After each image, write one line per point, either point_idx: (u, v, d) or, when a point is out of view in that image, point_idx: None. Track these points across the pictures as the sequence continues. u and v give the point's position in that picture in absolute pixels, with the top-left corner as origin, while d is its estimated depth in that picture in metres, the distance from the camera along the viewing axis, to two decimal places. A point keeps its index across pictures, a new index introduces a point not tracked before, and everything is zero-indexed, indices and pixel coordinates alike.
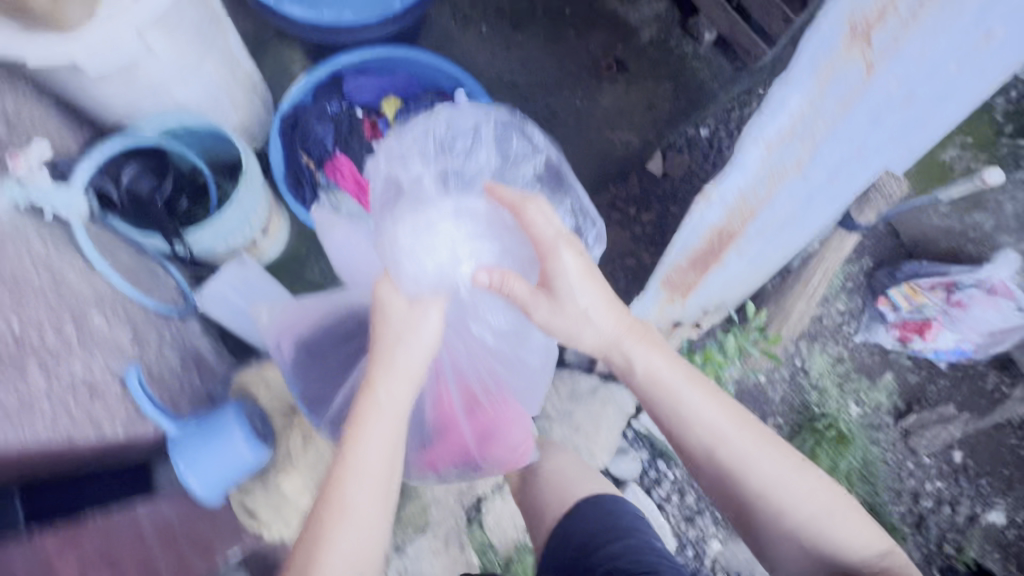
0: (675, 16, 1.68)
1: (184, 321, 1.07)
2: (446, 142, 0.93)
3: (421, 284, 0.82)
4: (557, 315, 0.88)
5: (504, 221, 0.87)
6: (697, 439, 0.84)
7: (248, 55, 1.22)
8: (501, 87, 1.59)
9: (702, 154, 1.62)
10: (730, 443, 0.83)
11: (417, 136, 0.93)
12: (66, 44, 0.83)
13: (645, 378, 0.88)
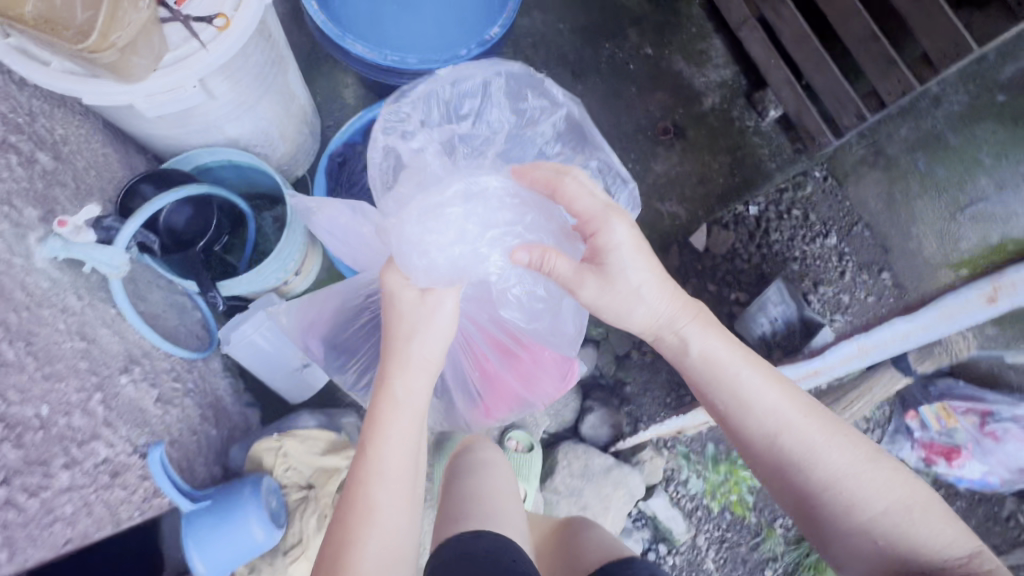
0: (745, 87, 1.62)
1: (208, 363, 1.05)
2: (450, 110, 0.97)
3: (440, 267, 0.81)
4: (604, 294, 0.84)
5: (527, 193, 0.86)
6: (758, 424, 0.80)
7: (303, 88, 1.18)
8: None
9: (749, 233, 1.57)
10: (793, 429, 0.79)
11: (421, 101, 0.95)
12: (127, 90, 0.80)
13: (702, 360, 0.85)
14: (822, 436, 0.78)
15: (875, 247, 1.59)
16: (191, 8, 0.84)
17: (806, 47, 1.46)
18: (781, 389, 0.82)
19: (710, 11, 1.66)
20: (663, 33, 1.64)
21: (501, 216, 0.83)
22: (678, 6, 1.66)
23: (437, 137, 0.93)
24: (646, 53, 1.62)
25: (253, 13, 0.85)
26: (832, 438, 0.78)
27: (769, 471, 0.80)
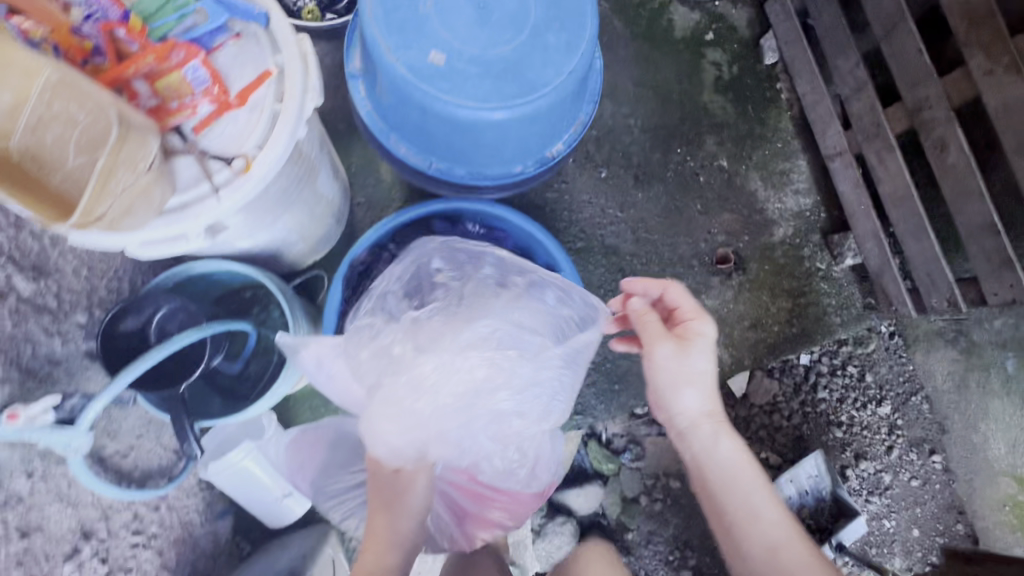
0: (824, 223, 1.44)
1: (178, 489, 0.95)
2: (408, 297, 0.94)
3: (394, 452, 0.83)
4: (672, 362, 0.93)
5: (477, 353, 0.82)
6: (760, 536, 0.88)
7: (331, 184, 1.05)
8: (599, 251, 1.37)
9: (795, 387, 1.41)
10: (792, 551, 0.86)
11: (374, 305, 0.92)
12: (120, 238, 0.67)
13: (726, 460, 0.93)
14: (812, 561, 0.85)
15: (931, 423, 1.41)
16: (208, 138, 0.71)
17: (904, 206, 1.27)
18: (778, 509, 0.90)
19: (800, 129, 1.47)
20: (743, 146, 1.46)
21: (449, 390, 0.81)
22: (766, 118, 1.48)
23: (394, 327, 0.86)
24: (720, 166, 1.45)
25: (280, 155, 0.72)
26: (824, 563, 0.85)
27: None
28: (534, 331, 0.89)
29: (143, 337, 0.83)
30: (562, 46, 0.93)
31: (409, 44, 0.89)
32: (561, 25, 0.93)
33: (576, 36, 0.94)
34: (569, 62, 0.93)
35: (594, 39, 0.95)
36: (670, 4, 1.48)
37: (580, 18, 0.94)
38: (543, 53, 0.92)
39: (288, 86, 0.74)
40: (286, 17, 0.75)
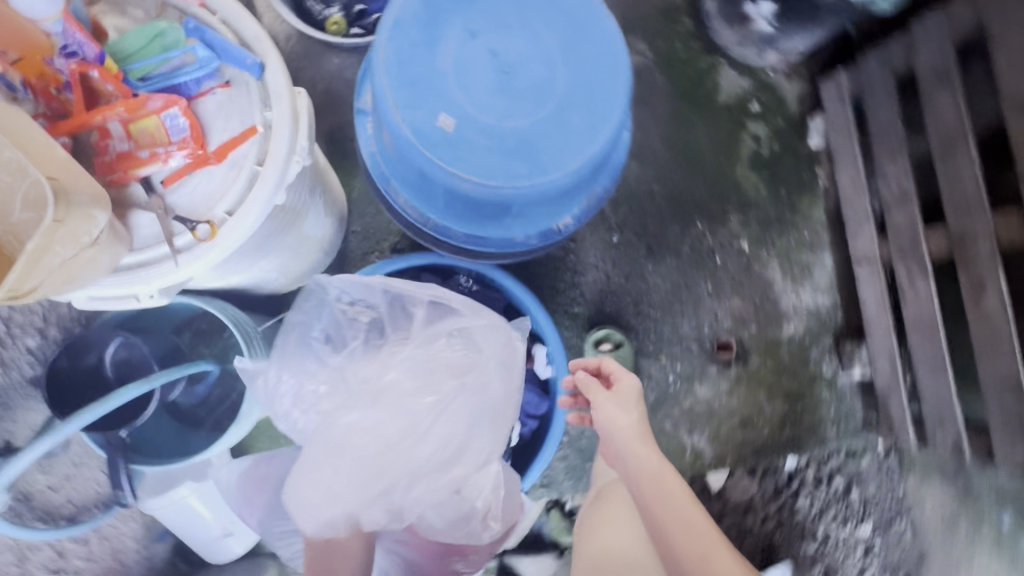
0: (839, 327, 1.35)
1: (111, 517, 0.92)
2: (331, 340, 0.87)
3: (325, 523, 0.80)
4: (605, 407, 0.95)
5: (395, 406, 0.81)
6: (690, 545, 0.88)
7: (322, 221, 1.00)
8: (596, 319, 1.30)
9: (775, 491, 1.32)
10: (718, 556, 0.88)
11: (294, 352, 0.85)
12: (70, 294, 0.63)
13: (658, 480, 0.92)
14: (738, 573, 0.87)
15: (911, 554, 1.33)
16: (177, 195, 0.66)
17: (926, 334, 1.19)
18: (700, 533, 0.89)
19: (832, 223, 1.38)
20: (768, 231, 1.37)
21: (365, 447, 0.79)
22: (797, 205, 1.38)
23: (320, 378, 0.84)
24: (739, 249, 1.36)
25: (252, 223, 0.66)
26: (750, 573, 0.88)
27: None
28: (458, 356, 0.85)
29: (99, 369, 0.84)
30: (584, 129, 0.85)
31: (419, 103, 0.82)
32: (587, 106, 0.86)
33: (601, 120, 0.86)
34: (588, 148, 0.85)
35: (620, 125, 0.88)
36: (719, 66, 1.38)
37: (609, 101, 0.87)
38: (562, 134, 0.85)
39: (273, 147, 0.68)
40: (285, 72, 0.69)
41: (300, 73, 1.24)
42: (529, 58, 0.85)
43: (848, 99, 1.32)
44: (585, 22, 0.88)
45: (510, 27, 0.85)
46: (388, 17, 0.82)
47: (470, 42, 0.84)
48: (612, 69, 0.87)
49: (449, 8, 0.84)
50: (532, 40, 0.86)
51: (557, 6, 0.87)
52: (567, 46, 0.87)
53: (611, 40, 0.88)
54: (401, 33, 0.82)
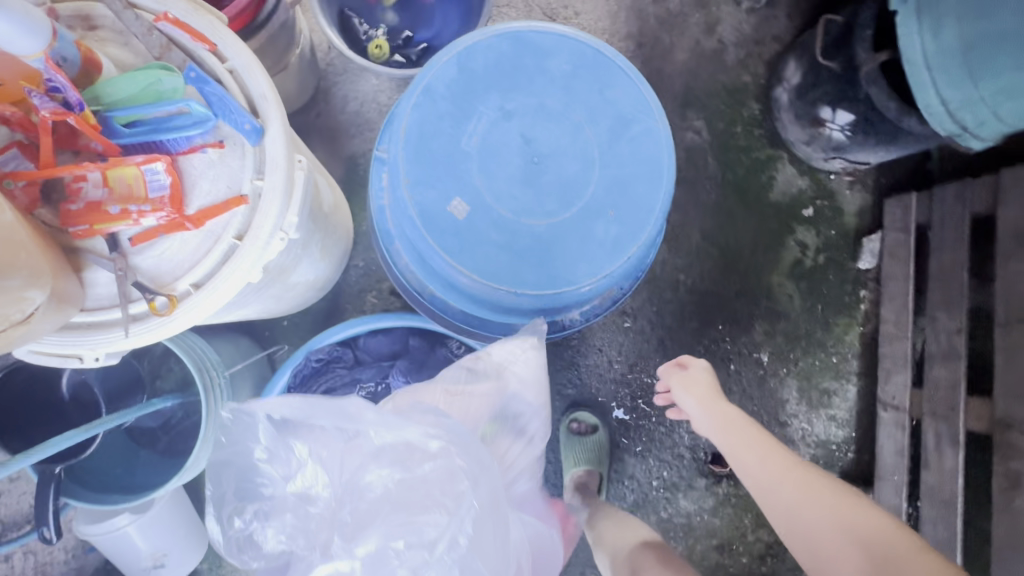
0: (848, 466, 1.25)
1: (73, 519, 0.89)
2: (273, 472, 0.68)
3: None
4: (683, 390, 0.94)
5: (368, 545, 0.62)
6: (762, 466, 0.80)
7: (318, 267, 0.94)
8: (589, 404, 1.22)
9: None
10: (798, 474, 0.78)
11: (236, 501, 0.67)
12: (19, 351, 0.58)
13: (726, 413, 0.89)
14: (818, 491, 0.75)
15: None
16: (142, 257, 0.60)
17: (941, 508, 1.07)
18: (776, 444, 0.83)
19: (865, 353, 1.27)
20: (794, 348, 1.27)
21: None
22: (832, 326, 1.27)
23: (286, 523, 0.66)
24: (757, 360, 1.26)
25: (218, 303, 0.60)
26: (844, 496, 0.74)
27: (808, 554, 0.72)
28: (440, 471, 0.66)
29: (52, 391, 0.81)
30: (608, 241, 0.77)
31: (431, 182, 0.75)
32: (617, 217, 0.77)
33: (629, 235, 0.77)
34: (608, 263, 0.77)
35: (649, 243, 0.79)
36: (778, 160, 1.28)
37: (642, 215, 0.78)
38: (584, 243, 0.77)
39: (257, 222, 0.61)
40: (286, 140, 0.62)
41: (336, 90, 1.19)
42: (564, 152, 0.77)
43: (911, 227, 1.21)
44: (635, 120, 0.79)
45: (550, 113, 0.77)
46: (419, 81, 0.75)
47: (502, 123, 0.76)
48: (653, 179, 0.79)
49: (487, 83, 0.76)
50: (571, 132, 0.77)
51: (607, 98, 0.79)
52: (609, 145, 0.78)
53: (659, 146, 0.79)
54: (428, 102, 0.75)
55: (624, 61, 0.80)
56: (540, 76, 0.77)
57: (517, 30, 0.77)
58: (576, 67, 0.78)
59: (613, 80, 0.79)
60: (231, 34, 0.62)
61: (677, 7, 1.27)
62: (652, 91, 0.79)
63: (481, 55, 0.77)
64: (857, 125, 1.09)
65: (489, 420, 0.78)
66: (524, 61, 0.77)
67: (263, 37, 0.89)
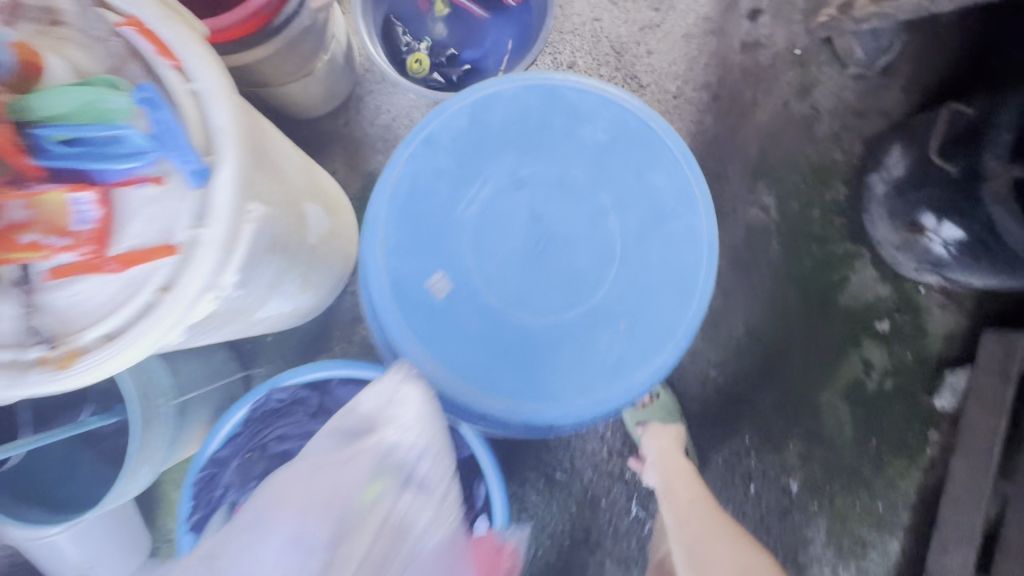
0: None
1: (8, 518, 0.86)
2: None
3: None
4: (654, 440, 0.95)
5: None
6: (694, 512, 0.85)
7: (301, 299, 0.86)
8: (576, 495, 1.08)
9: None
10: (722, 531, 0.82)
11: None
12: None
13: (679, 467, 0.91)
14: (733, 542, 0.80)
15: None
16: (54, 295, 0.52)
17: None
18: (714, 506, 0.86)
19: (920, 507, 1.06)
20: (832, 480, 1.07)
21: None
22: (885, 466, 1.07)
23: None
24: (785, 487, 1.07)
25: (121, 364, 0.52)
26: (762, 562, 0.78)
27: None
28: None
29: None
30: (612, 357, 0.68)
31: (413, 251, 0.68)
32: (626, 330, 0.69)
33: (637, 355, 0.69)
34: (603, 379, 0.68)
35: (664, 370, 0.69)
36: (858, 258, 1.07)
37: (656, 332, 0.69)
38: (582, 350, 0.68)
39: (185, 279, 0.52)
40: (238, 188, 0.53)
41: (369, 100, 1.09)
42: (576, 238, 0.70)
43: (1012, 375, 0.97)
44: (672, 216, 0.70)
45: (571, 190, 0.70)
46: (424, 128, 0.69)
47: (511, 192, 0.70)
48: (682, 296, 0.70)
49: (501, 142, 0.70)
50: (590, 216, 0.70)
51: (644, 182, 0.71)
52: (636, 240, 0.70)
53: (697, 249, 0.70)
54: (429, 154, 0.69)
55: (674, 139, 0.71)
56: (567, 144, 0.70)
57: (552, 85, 0.70)
58: (612, 138, 0.71)
59: (655, 162, 0.71)
60: (199, 50, 0.53)
61: (769, 60, 1.08)
62: (698, 182, 0.71)
63: (500, 108, 0.70)
64: (966, 244, 0.88)
65: (373, 476, 0.60)
66: (552, 122, 0.71)
67: (280, 43, 0.79)
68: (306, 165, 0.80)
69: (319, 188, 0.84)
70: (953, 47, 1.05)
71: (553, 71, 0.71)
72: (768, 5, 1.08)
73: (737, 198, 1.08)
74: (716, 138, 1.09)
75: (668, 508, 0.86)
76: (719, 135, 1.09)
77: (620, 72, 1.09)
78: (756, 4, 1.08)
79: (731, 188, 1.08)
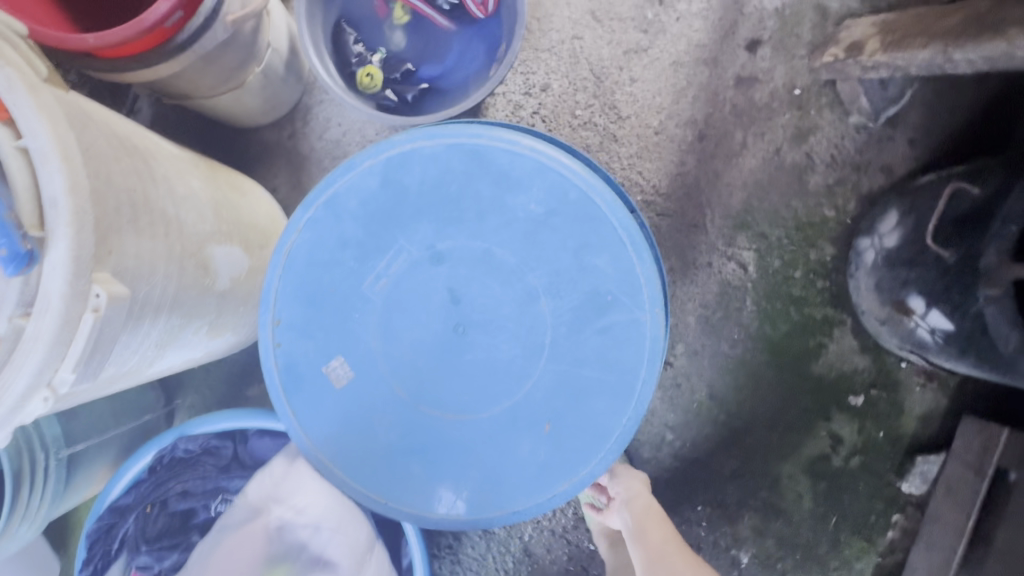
0: None
1: None
2: None
3: None
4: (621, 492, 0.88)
5: None
6: (670, 554, 0.80)
7: (215, 345, 0.78)
8: (513, 551, 1.02)
9: None
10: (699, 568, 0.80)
11: None
12: None
13: (654, 516, 0.84)
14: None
15: None
16: None
17: None
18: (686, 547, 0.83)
19: None
20: (784, 557, 1.02)
21: None
22: (841, 546, 1.01)
23: None
24: (733, 559, 1.03)
25: None
26: None
27: None
28: None
29: None
30: (533, 462, 0.67)
31: (308, 331, 0.67)
32: (551, 435, 0.66)
33: (558, 459, 0.67)
34: (514, 479, 0.67)
35: (590, 480, 0.67)
36: (838, 325, 0.99)
37: (579, 435, 0.66)
38: (497, 449, 0.67)
39: (3, 379, 0.43)
40: (69, 272, 0.43)
41: (319, 111, 0.98)
42: (498, 324, 0.66)
43: (987, 472, 0.91)
44: (611, 306, 0.65)
45: (495, 269, 0.65)
46: (328, 188, 0.65)
47: (427, 267, 0.66)
48: (617, 401, 0.66)
49: (416, 210, 0.65)
50: (517, 302, 0.65)
51: (582, 264, 0.65)
52: (568, 333, 0.65)
53: (639, 346, 0.65)
54: (331, 220, 0.66)
55: (621, 215, 0.64)
56: (495, 216, 0.65)
57: (475, 146, 0.64)
58: (548, 210, 0.65)
59: (599, 243, 0.65)
60: (31, 101, 0.43)
61: (764, 98, 0.97)
62: (645, 269, 0.64)
63: (419, 167, 0.65)
64: (953, 337, 0.80)
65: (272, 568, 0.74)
66: (477, 187, 0.65)
67: (189, 58, 0.69)
68: (213, 202, 0.70)
69: (234, 222, 0.74)
70: (971, 102, 0.93)
71: (482, 125, 0.64)
72: (769, 35, 0.96)
73: (712, 250, 0.99)
74: (696, 183, 0.99)
75: (640, 550, 0.81)
76: (699, 179, 0.99)
77: (597, 100, 0.99)
78: (756, 34, 0.96)
79: (706, 239, 0.99)
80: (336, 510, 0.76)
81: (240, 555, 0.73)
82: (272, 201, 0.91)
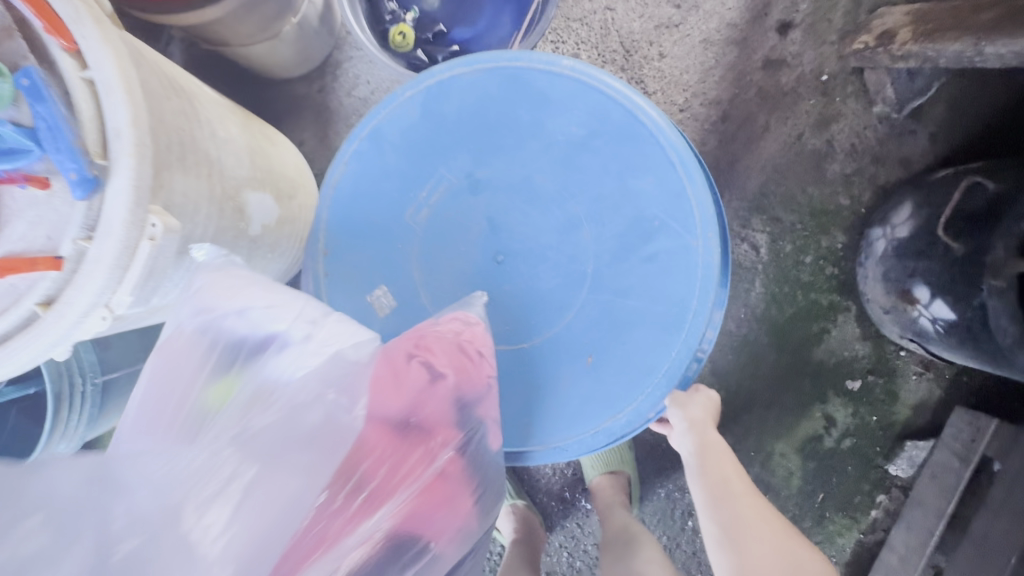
0: None
1: None
2: None
3: None
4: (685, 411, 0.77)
5: None
6: (741, 495, 0.76)
7: None
8: None
9: None
10: (768, 510, 0.76)
11: None
12: None
13: (722, 449, 0.80)
14: (770, 535, 0.73)
15: None
16: None
17: None
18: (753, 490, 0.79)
19: (852, 565, 1.06)
20: None
21: None
22: (826, 521, 1.06)
23: None
24: None
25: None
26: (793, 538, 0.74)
27: None
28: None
29: None
30: (575, 394, 0.68)
31: (351, 261, 0.70)
32: (595, 365, 0.68)
33: (602, 389, 0.68)
34: (554, 407, 0.69)
35: (637, 408, 0.68)
36: (842, 311, 1.01)
37: (624, 364, 0.67)
38: (539, 378, 0.69)
39: (66, 297, 0.46)
40: (131, 201, 0.46)
41: (348, 68, 0.99)
42: (538, 253, 0.68)
43: (972, 460, 0.94)
44: (659, 231, 0.66)
45: (536, 198, 0.68)
46: (370, 122, 0.69)
47: (466, 195, 0.69)
48: (666, 328, 0.67)
49: (456, 140, 0.68)
50: (560, 230, 0.68)
51: (627, 187, 0.67)
52: (612, 262, 0.67)
53: (691, 272, 0.66)
54: (374, 151, 0.69)
55: (667, 135, 0.66)
56: (535, 144, 0.68)
57: (514, 70, 0.67)
58: (589, 132, 0.67)
59: (644, 167, 0.67)
60: (96, 33, 0.45)
61: (790, 83, 0.98)
62: (693, 190, 0.65)
63: (458, 95, 0.68)
64: (953, 328, 0.82)
65: (213, 374, 0.50)
66: (518, 114, 0.68)
67: (232, 4, 0.70)
68: (248, 147, 0.73)
69: (267, 171, 0.76)
70: (996, 100, 0.94)
71: (519, 51, 0.67)
72: (802, 18, 0.96)
73: None
74: (716, 164, 1.00)
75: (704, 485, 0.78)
76: (719, 160, 1.00)
77: (624, 73, 0.99)
78: (787, 17, 0.97)
79: None
80: (261, 288, 0.56)
81: (159, 375, 0.50)
82: (301, 156, 0.93)
